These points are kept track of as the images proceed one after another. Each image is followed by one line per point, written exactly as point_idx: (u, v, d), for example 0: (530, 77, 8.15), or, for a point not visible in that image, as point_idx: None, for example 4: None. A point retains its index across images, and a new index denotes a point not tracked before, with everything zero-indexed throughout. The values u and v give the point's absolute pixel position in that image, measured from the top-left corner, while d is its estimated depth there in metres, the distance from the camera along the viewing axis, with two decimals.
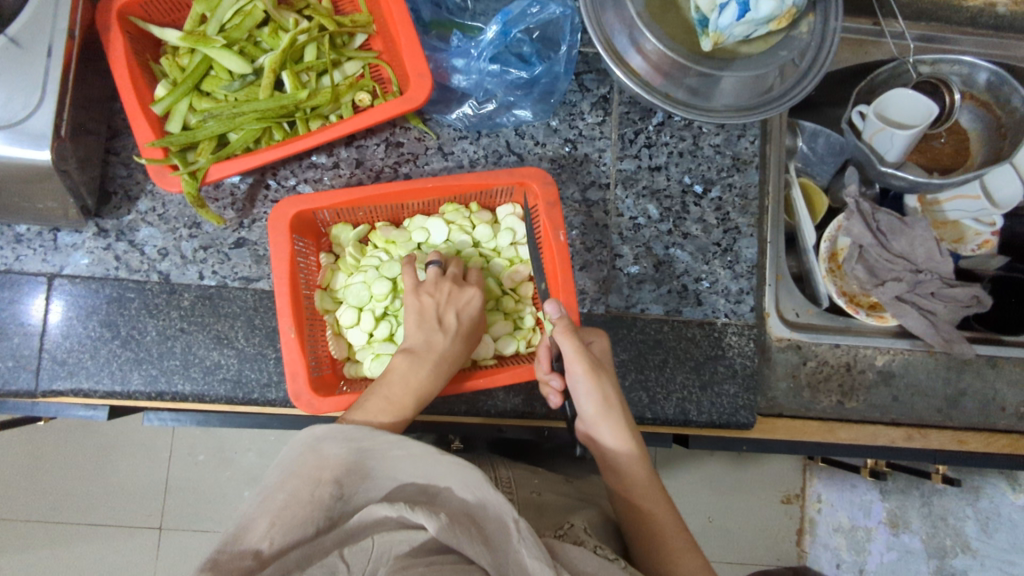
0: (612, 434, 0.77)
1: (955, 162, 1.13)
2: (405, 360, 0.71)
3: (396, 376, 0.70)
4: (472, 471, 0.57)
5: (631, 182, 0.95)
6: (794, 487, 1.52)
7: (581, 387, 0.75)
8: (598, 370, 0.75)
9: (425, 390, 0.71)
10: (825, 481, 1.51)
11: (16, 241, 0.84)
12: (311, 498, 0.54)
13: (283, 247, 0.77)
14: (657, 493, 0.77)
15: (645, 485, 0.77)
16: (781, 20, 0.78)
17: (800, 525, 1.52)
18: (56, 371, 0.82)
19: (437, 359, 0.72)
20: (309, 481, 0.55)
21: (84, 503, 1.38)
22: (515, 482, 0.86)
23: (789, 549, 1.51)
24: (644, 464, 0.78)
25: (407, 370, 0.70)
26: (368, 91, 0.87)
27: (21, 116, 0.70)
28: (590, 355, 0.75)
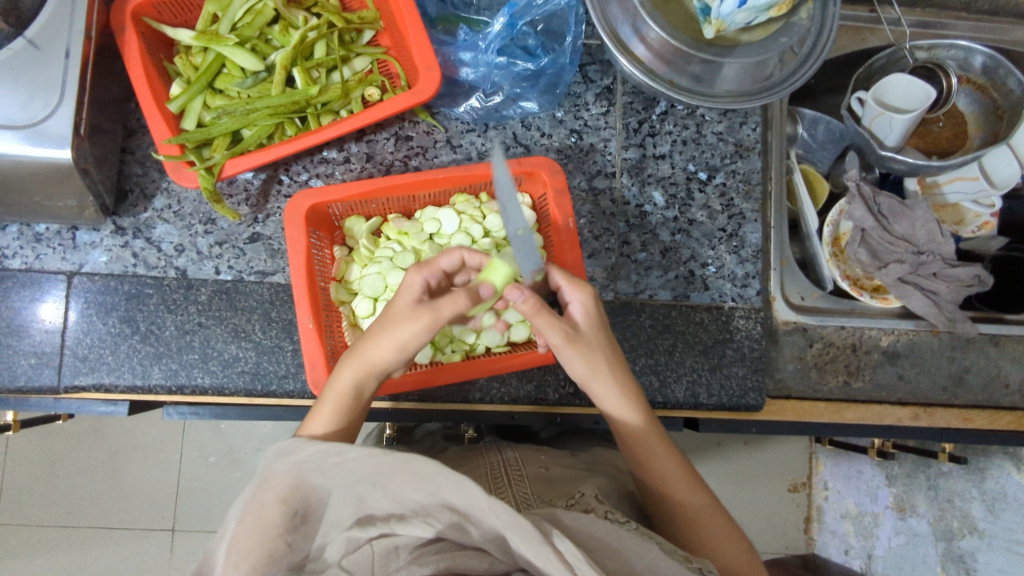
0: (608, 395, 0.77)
1: (954, 145, 1.14)
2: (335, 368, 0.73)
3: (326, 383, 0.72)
4: (432, 470, 0.53)
5: (637, 171, 0.96)
6: (800, 475, 1.55)
7: (567, 359, 0.75)
8: (579, 338, 0.74)
9: (342, 394, 0.71)
10: (832, 468, 1.54)
11: (36, 240, 0.86)
12: (266, 528, 0.58)
13: (299, 240, 0.79)
14: (658, 446, 0.78)
15: (646, 441, 0.78)
16: (780, 6, 0.78)
17: (808, 513, 1.56)
18: (78, 367, 0.83)
19: (359, 361, 0.71)
20: (256, 512, 0.57)
21: (99, 504, 1.39)
22: (522, 461, 0.91)
23: (797, 537, 1.54)
24: (642, 420, 0.78)
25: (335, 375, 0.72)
26: (377, 86, 0.89)
27: (43, 115, 0.72)
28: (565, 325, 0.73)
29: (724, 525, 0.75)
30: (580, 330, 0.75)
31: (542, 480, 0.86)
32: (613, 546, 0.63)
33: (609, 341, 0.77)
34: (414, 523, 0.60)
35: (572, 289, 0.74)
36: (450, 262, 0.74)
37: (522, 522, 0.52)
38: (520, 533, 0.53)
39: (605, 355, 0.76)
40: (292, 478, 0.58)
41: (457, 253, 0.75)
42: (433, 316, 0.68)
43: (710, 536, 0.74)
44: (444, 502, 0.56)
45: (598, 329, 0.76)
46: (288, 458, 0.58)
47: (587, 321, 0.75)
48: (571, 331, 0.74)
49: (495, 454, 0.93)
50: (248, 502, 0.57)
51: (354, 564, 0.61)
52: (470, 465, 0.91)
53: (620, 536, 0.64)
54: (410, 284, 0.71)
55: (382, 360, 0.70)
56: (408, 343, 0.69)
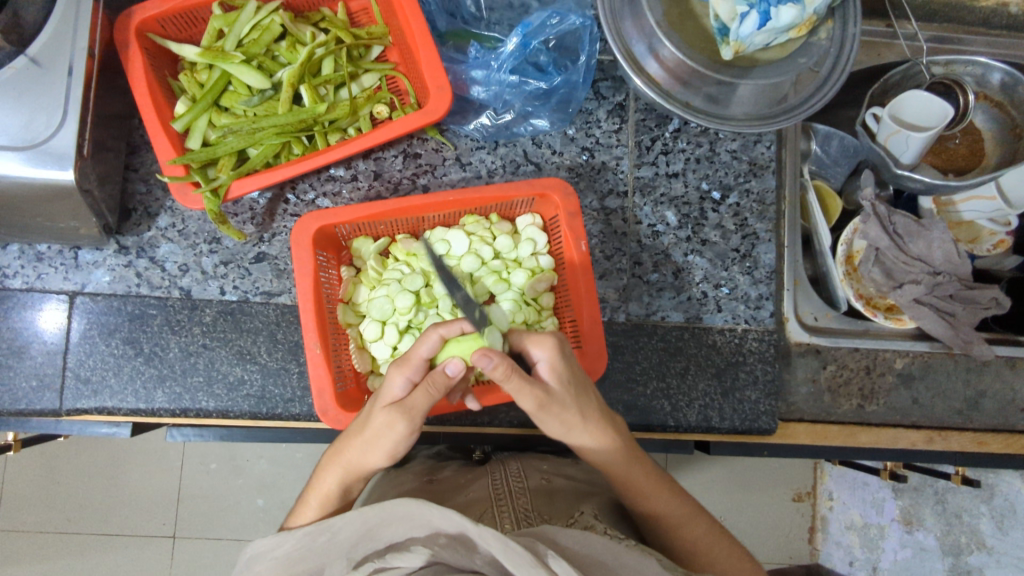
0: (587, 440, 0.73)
1: (970, 164, 1.11)
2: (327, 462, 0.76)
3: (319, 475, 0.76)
4: (397, 506, 0.59)
5: (649, 190, 0.95)
6: (804, 485, 1.55)
7: (548, 419, 0.69)
8: (552, 402, 0.67)
9: (331, 487, 0.75)
10: (836, 479, 1.53)
11: (38, 260, 0.84)
12: None
13: (306, 263, 0.77)
14: (646, 477, 0.77)
15: (633, 476, 0.76)
16: (801, 27, 0.77)
17: (812, 522, 1.57)
18: (80, 390, 0.82)
19: (342, 462, 0.73)
20: None
21: (98, 514, 1.37)
22: (524, 471, 0.87)
23: (801, 547, 1.55)
24: (625, 458, 0.76)
25: (326, 476, 0.75)
26: (386, 103, 0.87)
27: (45, 136, 0.71)
28: (539, 391, 0.66)
29: (724, 541, 0.77)
30: (552, 390, 0.67)
31: (542, 494, 0.81)
32: (611, 566, 0.61)
33: (584, 391, 0.70)
34: (414, 551, 0.60)
35: (536, 344, 0.67)
36: (428, 349, 0.66)
37: (512, 545, 0.53)
38: (512, 558, 0.53)
39: (582, 412, 0.70)
40: (280, 567, 0.66)
41: (434, 334, 0.66)
42: (406, 419, 0.66)
43: (713, 556, 0.75)
44: (438, 529, 0.59)
45: (571, 383, 0.68)
46: (276, 550, 0.67)
47: (560, 378, 0.67)
48: (543, 396, 0.66)
49: (498, 464, 0.90)
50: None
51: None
52: (472, 475, 0.88)
53: (619, 553, 0.63)
54: (389, 385, 0.67)
55: (367, 463, 0.71)
56: (390, 448, 0.69)
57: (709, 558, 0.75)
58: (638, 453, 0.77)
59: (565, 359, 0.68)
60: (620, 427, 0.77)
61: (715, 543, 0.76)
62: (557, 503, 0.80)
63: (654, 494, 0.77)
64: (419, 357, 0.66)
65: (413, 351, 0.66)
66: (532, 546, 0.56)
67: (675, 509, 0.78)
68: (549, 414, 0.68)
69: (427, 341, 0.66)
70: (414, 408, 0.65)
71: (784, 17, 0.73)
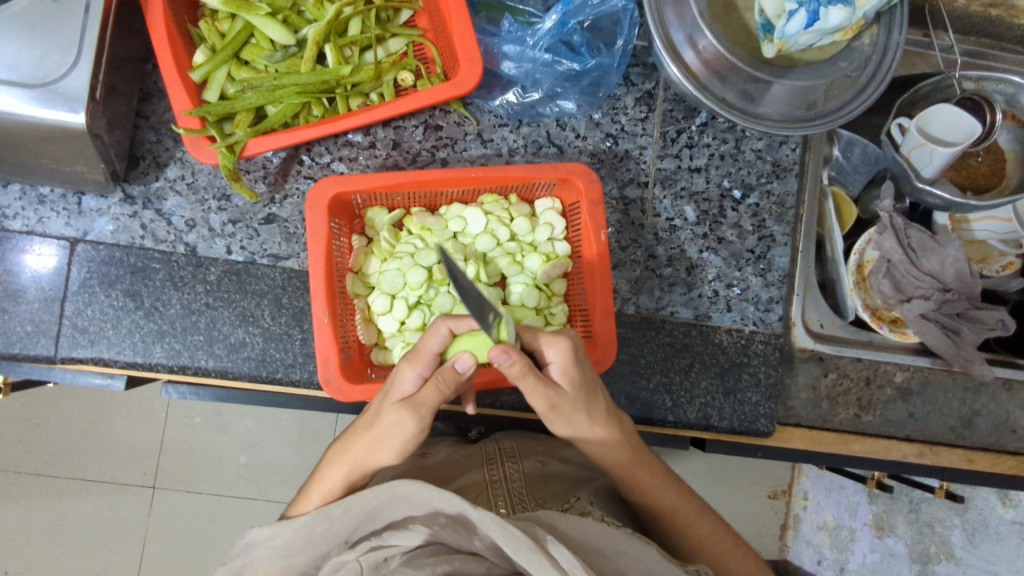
0: (595, 441, 0.72)
1: (990, 183, 1.09)
2: (331, 459, 0.74)
3: (321, 471, 0.74)
4: (396, 487, 0.58)
5: (670, 182, 0.93)
6: (781, 483, 1.52)
7: (555, 420, 0.68)
8: (561, 403, 0.66)
9: (332, 486, 0.72)
10: (813, 479, 1.49)
11: (39, 202, 0.82)
12: None
13: (320, 230, 0.75)
14: (650, 477, 0.77)
15: (638, 476, 0.76)
16: (847, 31, 0.76)
17: (784, 520, 1.54)
18: (76, 339, 0.79)
19: (348, 459, 0.71)
20: None
21: (78, 460, 1.35)
22: (519, 451, 0.85)
23: (772, 543, 1.53)
24: (630, 460, 0.75)
25: (332, 468, 0.73)
26: (411, 70, 0.85)
27: (57, 76, 0.69)
28: (551, 389, 0.64)
29: (728, 539, 0.77)
30: (562, 392, 0.66)
31: (537, 477, 0.80)
32: (611, 557, 0.60)
33: (592, 392, 0.69)
34: (412, 530, 0.58)
35: (548, 343, 0.64)
36: (439, 343, 0.63)
37: (512, 530, 0.52)
38: (511, 542, 0.52)
39: (590, 412, 0.69)
40: (276, 558, 0.63)
41: (444, 326, 0.64)
42: (414, 415, 0.64)
43: (717, 552, 0.76)
44: (437, 510, 0.58)
45: (580, 386, 0.66)
46: (272, 540, 0.64)
47: (569, 381, 0.66)
48: (554, 397, 0.65)
49: (490, 441, 0.87)
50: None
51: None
52: (467, 450, 0.86)
53: (616, 540, 0.61)
54: (399, 380, 0.65)
55: (373, 458, 0.69)
56: (396, 445, 0.66)
57: (713, 555, 0.76)
58: (644, 454, 0.77)
59: (576, 362, 0.66)
60: (627, 428, 0.75)
61: (720, 539, 0.77)
62: (553, 486, 0.79)
63: (658, 493, 0.77)
64: (428, 351, 0.63)
65: (424, 343, 0.64)
66: (530, 529, 0.55)
67: (679, 505, 0.78)
68: (558, 414, 0.67)
69: (439, 334, 0.63)
70: (424, 403, 0.63)
71: (832, 19, 0.73)
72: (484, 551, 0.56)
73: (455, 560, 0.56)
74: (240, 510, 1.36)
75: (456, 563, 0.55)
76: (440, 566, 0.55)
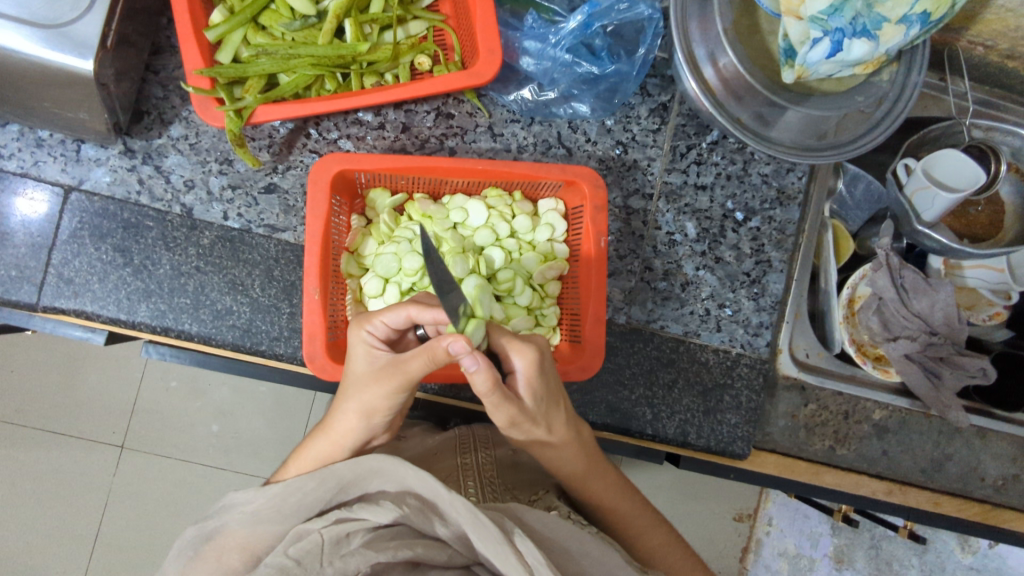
0: (550, 448, 0.71)
1: (987, 234, 1.10)
2: (315, 436, 0.72)
3: (308, 447, 0.72)
4: (371, 459, 0.59)
5: (675, 197, 0.93)
6: (747, 506, 1.44)
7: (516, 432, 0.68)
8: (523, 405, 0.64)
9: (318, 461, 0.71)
10: (779, 506, 1.45)
11: (37, 145, 0.80)
12: (219, 561, 0.61)
13: (320, 206, 0.75)
14: (606, 487, 0.76)
15: (592, 484, 0.75)
16: (867, 65, 0.77)
17: (745, 544, 1.45)
18: (60, 289, 0.78)
19: (332, 433, 0.70)
20: (215, 550, 0.62)
21: (49, 411, 1.33)
22: (494, 437, 0.83)
23: (731, 566, 1.44)
24: (587, 471, 0.74)
25: (316, 442, 0.71)
26: (429, 55, 0.84)
27: (69, 19, 0.67)
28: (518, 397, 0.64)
29: (681, 551, 0.77)
30: (524, 404, 0.64)
31: (507, 465, 0.81)
32: (576, 558, 0.60)
33: (555, 404, 0.67)
34: (381, 506, 0.57)
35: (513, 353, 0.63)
36: (394, 319, 0.64)
37: (483, 517, 0.52)
38: (480, 529, 0.52)
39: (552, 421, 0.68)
40: (248, 523, 0.62)
41: (405, 310, 0.64)
42: (399, 375, 0.62)
43: (670, 561, 0.76)
44: (412, 489, 0.58)
45: (539, 399, 0.65)
46: (245, 505, 0.62)
47: (530, 393, 0.64)
48: (517, 411, 0.64)
49: (463, 427, 0.85)
50: (212, 541, 0.62)
51: (302, 551, 0.54)
52: (438, 436, 0.84)
53: (581, 541, 0.60)
54: (360, 347, 0.66)
55: (355, 422, 0.68)
56: (379, 405, 0.66)
57: (664, 564, 0.76)
58: (603, 464, 0.75)
59: (541, 374, 0.64)
60: (586, 438, 0.74)
61: (673, 551, 0.77)
62: (521, 476, 0.80)
63: (615, 505, 0.77)
64: (383, 325, 0.65)
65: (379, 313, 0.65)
66: (501, 519, 0.54)
67: (635, 513, 0.77)
68: (519, 426, 0.66)
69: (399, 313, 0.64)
70: (410, 369, 0.62)
71: (855, 51, 0.73)
72: (448, 537, 0.57)
73: (416, 546, 0.55)
74: (206, 478, 1.35)
75: (418, 547, 0.55)
76: (403, 551, 0.54)
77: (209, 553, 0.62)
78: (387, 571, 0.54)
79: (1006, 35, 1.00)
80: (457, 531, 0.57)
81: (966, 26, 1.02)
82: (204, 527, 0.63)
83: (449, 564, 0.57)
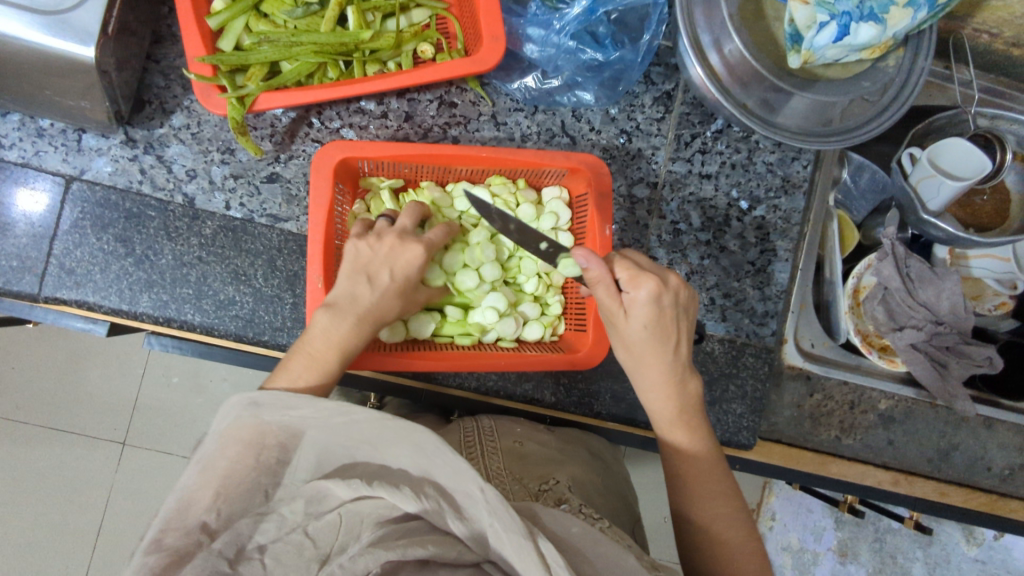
0: (644, 392, 0.72)
1: (992, 223, 1.10)
2: (326, 315, 0.66)
3: (317, 332, 0.66)
4: (416, 431, 0.53)
5: (678, 187, 0.93)
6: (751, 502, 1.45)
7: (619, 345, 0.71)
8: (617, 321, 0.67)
9: (349, 349, 0.66)
10: (782, 500, 1.47)
11: (38, 135, 0.80)
12: (256, 464, 0.55)
13: (323, 193, 0.74)
14: (684, 439, 0.71)
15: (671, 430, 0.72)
16: (874, 49, 0.77)
17: None
18: (62, 279, 0.77)
19: (361, 315, 0.67)
20: (252, 449, 0.55)
21: (50, 408, 1.33)
22: (498, 430, 0.83)
23: None
24: (674, 417, 0.71)
25: (318, 326, 0.66)
26: (432, 43, 0.84)
27: (69, 6, 0.67)
28: (642, 317, 0.66)
29: (742, 536, 0.68)
30: (632, 322, 0.66)
31: (515, 456, 0.78)
32: (591, 559, 0.56)
33: (666, 341, 0.68)
34: (398, 489, 0.53)
35: (636, 282, 0.65)
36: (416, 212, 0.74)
37: (507, 509, 0.49)
38: (503, 521, 0.50)
39: (654, 359, 0.69)
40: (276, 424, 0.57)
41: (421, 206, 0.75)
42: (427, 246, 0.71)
43: (722, 539, 0.67)
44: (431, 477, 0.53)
45: (646, 328, 0.66)
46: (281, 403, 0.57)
47: (639, 321, 0.66)
48: (624, 322, 0.67)
49: (469, 419, 0.85)
50: (225, 443, 0.54)
51: (319, 528, 0.54)
52: (443, 429, 0.84)
53: (596, 542, 0.58)
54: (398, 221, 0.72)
55: (385, 297, 0.68)
56: (405, 270, 0.69)
57: (715, 540, 0.67)
58: (692, 414, 0.72)
59: (659, 308, 0.65)
60: (687, 392, 0.71)
61: (734, 530, 0.68)
62: (532, 463, 0.77)
63: (692, 459, 0.71)
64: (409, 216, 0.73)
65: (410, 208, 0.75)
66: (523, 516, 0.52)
67: (707, 476, 0.70)
68: (627, 345, 0.69)
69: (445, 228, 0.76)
70: (430, 240, 0.72)
71: (861, 35, 0.73)
72: (464, 536, 0.53)
73: (427, 543, 0.51)
74: None
75: (430, 547, 0.51)
76: (414, 550, 0.50)
77: (222, 455, 0.54)
78: (399, 570, 0.50)
79: (1012, 22, 1.00)
80: (473, 530, 0.53)
81: (971, 14, 1.01)
82: (215, 429, 0.55)
83: (459, 562, 0.52)
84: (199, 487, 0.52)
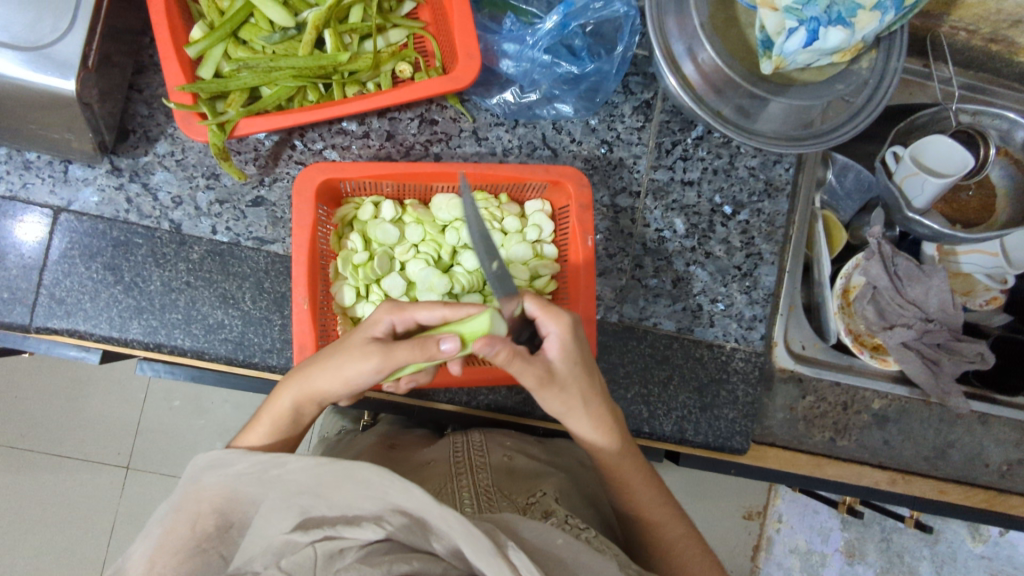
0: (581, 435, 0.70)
1: (979, 218, 1.10)
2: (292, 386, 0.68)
3: (282, 398, 0.68)
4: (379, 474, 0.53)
5: (662, 194, 0.93)
6: (756, 503, 1.43)
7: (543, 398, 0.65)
8: (553, 380, 0.63)
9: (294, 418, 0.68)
10: (789, 502, 1.44)
11: (25, 167, 0.81)
12: (194, 532, 0.58)
13: (306, 215, 0.75)
14: (640, 478, 0.73)
15: (623, 471, 0.73)
16: (845, 52, 0.78)
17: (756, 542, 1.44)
18: (52, 309, 0.78)
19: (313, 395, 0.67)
20: (188, 517, 0.58)
21: (53, 435, 1.34)
22: (488, 444, 0.82)
23: (742, 564, 1.43)
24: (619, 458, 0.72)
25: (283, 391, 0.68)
26: (410, 62, 0.85)
27: (49, 41, 0.68)
28: (563, 361, 0.63)
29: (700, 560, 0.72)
30: (556, 368, 0.63)
31: (504, 472, 0.77)
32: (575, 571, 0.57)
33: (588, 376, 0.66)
34: (362, 527, 0.55)
35: (549, 319, 0.62)
36: (428, 317, 0.64)
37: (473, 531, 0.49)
38: (473, 543, 0.49)
39: (583, 394, 0.66)
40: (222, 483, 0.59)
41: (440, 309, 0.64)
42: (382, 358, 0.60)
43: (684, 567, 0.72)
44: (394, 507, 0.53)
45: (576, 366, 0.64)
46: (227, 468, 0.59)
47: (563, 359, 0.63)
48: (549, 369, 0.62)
49: (460, 434, 0.85)
50: (178, 509, 0.58)
51: (293, 565, 0.54)
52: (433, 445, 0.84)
53: (579, 552, 0.58)
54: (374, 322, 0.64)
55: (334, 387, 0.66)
56: (349, 374, 0.63)
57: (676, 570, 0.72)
58: (635, 455, 0.74)
59: (574, 341, 0.63)
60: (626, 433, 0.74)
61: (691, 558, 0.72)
62: (518, 480, 0.77)
63: (642, 495, 0.74)
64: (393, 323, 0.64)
65: (415, 309, 0.64)
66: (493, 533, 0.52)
67: (656, 509, 0.74)
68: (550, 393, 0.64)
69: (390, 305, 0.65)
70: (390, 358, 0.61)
71: (831, 39, 0.74)
72: (444, 553, 0.52)
73: (412, 560, 0.51)
74: None
75: (415, 562, 0.51)
76: (399, 565, 0.50)
77: (177, 521, 0.58)
78: None
79: (988, 18, 1.01)
80: (450, 547, 0.52)
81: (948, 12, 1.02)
82: (171, 500, 0.58)
83: None
84: (144, 559, 0.56)
